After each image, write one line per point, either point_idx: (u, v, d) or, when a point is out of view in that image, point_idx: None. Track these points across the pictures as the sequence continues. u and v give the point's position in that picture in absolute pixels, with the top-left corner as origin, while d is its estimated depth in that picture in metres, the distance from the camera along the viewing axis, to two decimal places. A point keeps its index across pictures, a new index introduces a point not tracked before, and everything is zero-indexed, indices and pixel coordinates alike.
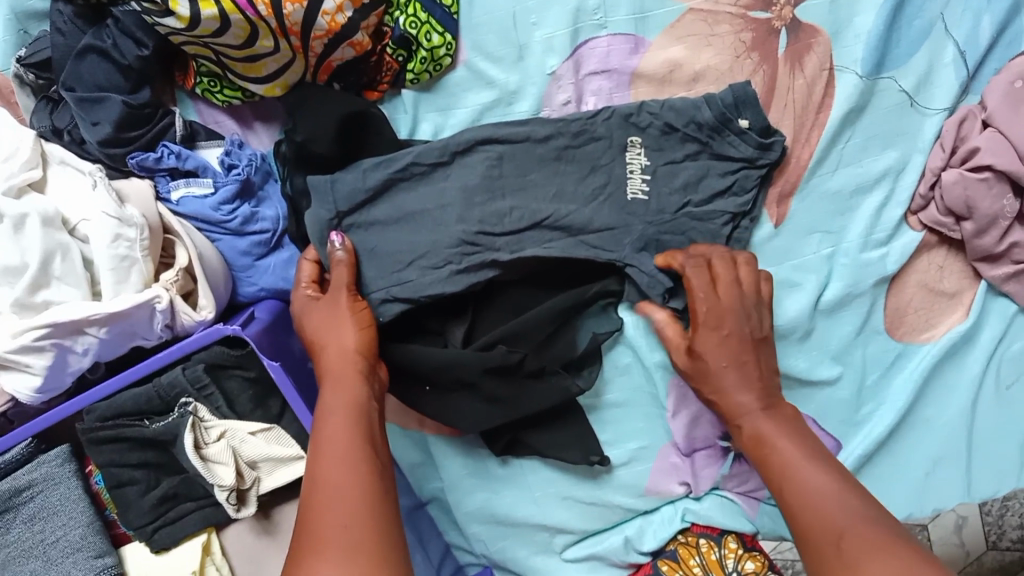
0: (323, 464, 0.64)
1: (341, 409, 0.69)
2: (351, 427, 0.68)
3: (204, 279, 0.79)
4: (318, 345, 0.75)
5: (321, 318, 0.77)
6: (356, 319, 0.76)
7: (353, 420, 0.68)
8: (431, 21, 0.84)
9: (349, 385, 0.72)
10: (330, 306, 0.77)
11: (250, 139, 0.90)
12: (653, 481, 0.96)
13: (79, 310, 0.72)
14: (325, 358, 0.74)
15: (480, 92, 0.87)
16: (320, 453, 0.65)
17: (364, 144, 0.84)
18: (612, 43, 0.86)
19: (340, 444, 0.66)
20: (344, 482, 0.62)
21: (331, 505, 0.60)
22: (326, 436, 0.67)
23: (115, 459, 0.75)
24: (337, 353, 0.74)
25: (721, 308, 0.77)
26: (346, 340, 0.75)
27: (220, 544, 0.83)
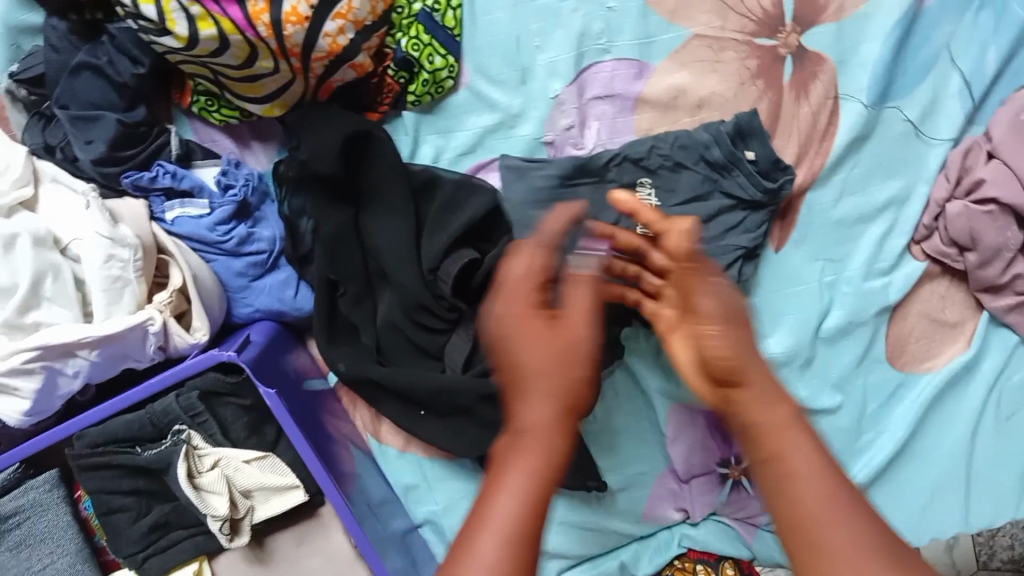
0: (484, 541, 0.43)
1: (524, 494, 0.45)
2: (535, 514, 0.44)
3: (198, 301, 0.79)
4: (524, 383, 0.49)
5: (547, 343, 0.50)
6: (578, 371, 0.50)
7: (535, 510, 0.44)
8: (434, 42, 0.83)
9: (554, 451, 0.47)
10: (566, 348, 0.50)
11: (247, 158, 0.88)
12: (649, 507, 0.96)
13: (69, 332, 0.71)
14: (527, 407, 0.48)
15: (482, 115, 0.86)
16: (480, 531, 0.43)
17: (366, 167, 0.85)
18: (616, 68, 0.85)
19: (512, 532, 0.43)
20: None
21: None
22: (502, 515, 0.44)
23: (104, 486, 0.74)
24: (550, 406, 0.48)
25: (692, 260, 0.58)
26: (566, 392, 0.49)
27: (212, 572, 0.81)
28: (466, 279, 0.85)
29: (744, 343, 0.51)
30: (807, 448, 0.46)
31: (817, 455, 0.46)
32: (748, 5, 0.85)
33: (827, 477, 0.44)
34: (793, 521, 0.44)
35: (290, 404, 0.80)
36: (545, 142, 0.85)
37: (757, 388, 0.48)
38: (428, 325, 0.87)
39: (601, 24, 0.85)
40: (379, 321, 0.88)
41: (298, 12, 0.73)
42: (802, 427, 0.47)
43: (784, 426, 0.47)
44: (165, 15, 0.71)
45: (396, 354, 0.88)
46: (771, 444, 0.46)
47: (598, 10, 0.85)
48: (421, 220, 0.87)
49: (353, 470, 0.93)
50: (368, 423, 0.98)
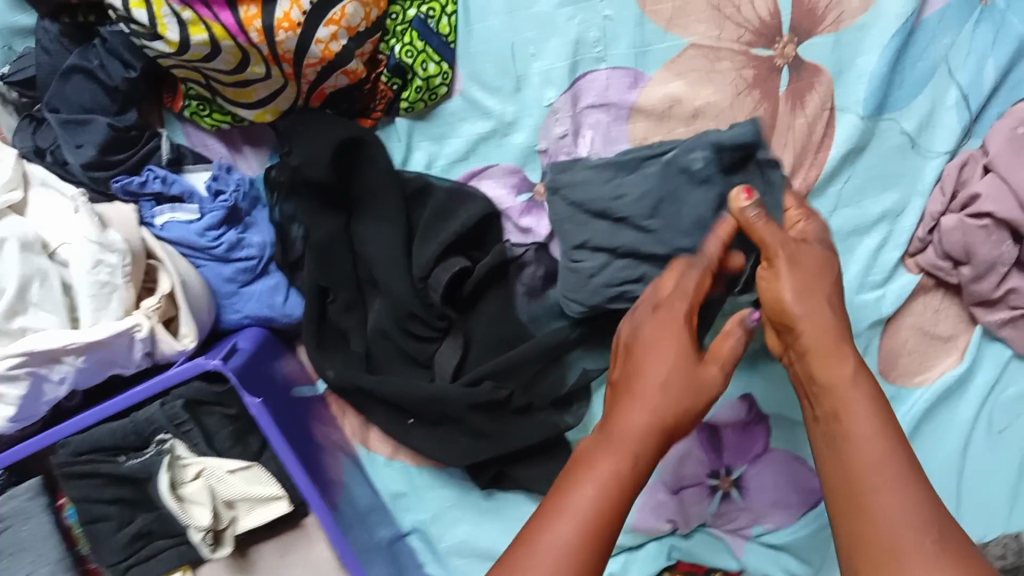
0: (559, 525, 0.53)
1: (601, 483, 0.56)
2: (605, 507, 0.55)
3: (186, 307, 0.78)
4: (635, 394, 0.61)
5: (672, 362, 0.63)
6: (686, 402, 0.62)
7: (609, 502, 0.55)
8: (428, 49, 0.82)
9: (636, 455, 0.58)
10: (691, 382, 0.62)
11: (238, 162, 0.87)
12: (640, 518, 0.95)
13: (56, 338, 0.71)
14: (623, 417, 0.60)
15: (475, 122, 0.86)
16: (559, 511, 0.54)
17: (360, 172, 0.84)
18: (611, 76, 0.84)
19: (587, 516, 0.54)
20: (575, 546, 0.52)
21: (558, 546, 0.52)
22: (580, 495, 0.55)
23: (89, 494, 0.73)
24: (646, 419, 0.60)
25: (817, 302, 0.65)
26: (667, 413, 0.61)
27: None
28: (456, 288, 0.85)
29: (809, 295, 0.65)
30: (861, 410, 0.60)
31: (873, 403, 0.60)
32: (746, 14, 0.83)
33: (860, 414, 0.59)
34: (843, 464, 0.58)
35: (277, 413, 0.79)
36: (538, 151, 0.86)
37: (817, 351, 0.63)
38: (416, 333, 0.86)
39: (597, 32, 0.83)
40: (369, 329, 0.87)
41: (291, 18, 0.72)
42: (864, 383, 0.60)
43: (836, 384, 0.61)
44: (157, 21, 0.70)
45: (386, 362, 0.88)
46: (834, 402, 0.61)
47: (595, 18, 0.83)
48: (413, 227, 0.86)
49: (339, 479, 0.93)
50: (356, 430, 0.96)
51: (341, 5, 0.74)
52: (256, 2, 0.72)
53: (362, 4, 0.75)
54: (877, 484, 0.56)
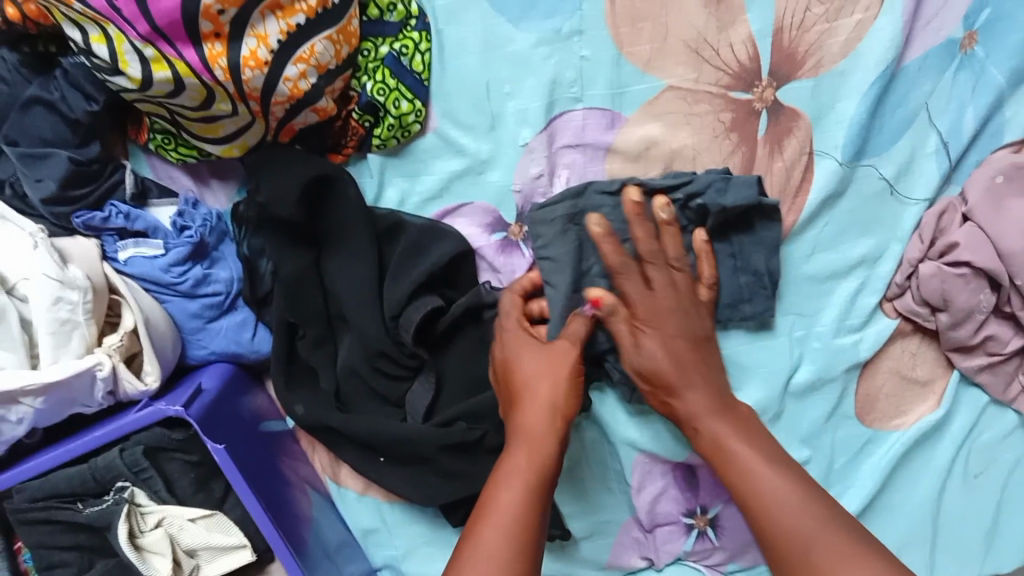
0: (499, 492, 0.66)
1: (523, 472, 0.67)
2: (527, 512, 0.65)
3: (149, 344, 0.76)
4: (521, 395, 0.74)
5: (542, 362, 0.75)
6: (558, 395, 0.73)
7: (527, 512, 0.65)
8: (400, 87, 0.80)
9: (544, 449, 0.69)
10: (550, 363, 0.75)
11: (205, 196, 0.86)
12: (613, 555, 0.96)
13: (13, 380, 0.69)
14: (523, 415, 0.73)
15: (449, 160, 0.84)
16: (490, 513, 0.65)
17: (330, 207, 0.82)
18: (587, 117, 0.83)
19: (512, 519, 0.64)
20: (511, 510, 0.64)
21: (496, 513, 0.64)
22: (503, 504, 0.65)
23: (44, 541, 0.72)
24: (544, 414, 0.72)
25: (530, 347, 0.76)
26: (558, 403, 0.73)
27: None
28: (427, 326, 0.83)
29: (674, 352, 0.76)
30: (733, 438, 0.73)
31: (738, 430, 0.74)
32: (724, 57, 0.82)
33: (735, 445, 0.72)
34: (755, 509, 0.68)
35: (243, 456, 0.77)
36: (514, 191, 0.84)
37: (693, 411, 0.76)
38: (387, 371, 0.85)
39: (573, 73, 0.82)
40: (339, 366, 0.86)
41: (258, 57, 0.71)
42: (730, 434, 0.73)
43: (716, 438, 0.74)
44: (118, 56, 0.68)
45: (356, 400, 0.86)
46: (714, 439, 0.74)
47: (572, 58, 0.82)
48: (384, 265, 0.84)
49: (308, 514, 0.89)
50: (327, 466, 0.95)
51: (310, 44, 0.73)
52: (221, 40, 0.69)
53: (332, 42, 0.74)
54: (782, 515, 0.66)
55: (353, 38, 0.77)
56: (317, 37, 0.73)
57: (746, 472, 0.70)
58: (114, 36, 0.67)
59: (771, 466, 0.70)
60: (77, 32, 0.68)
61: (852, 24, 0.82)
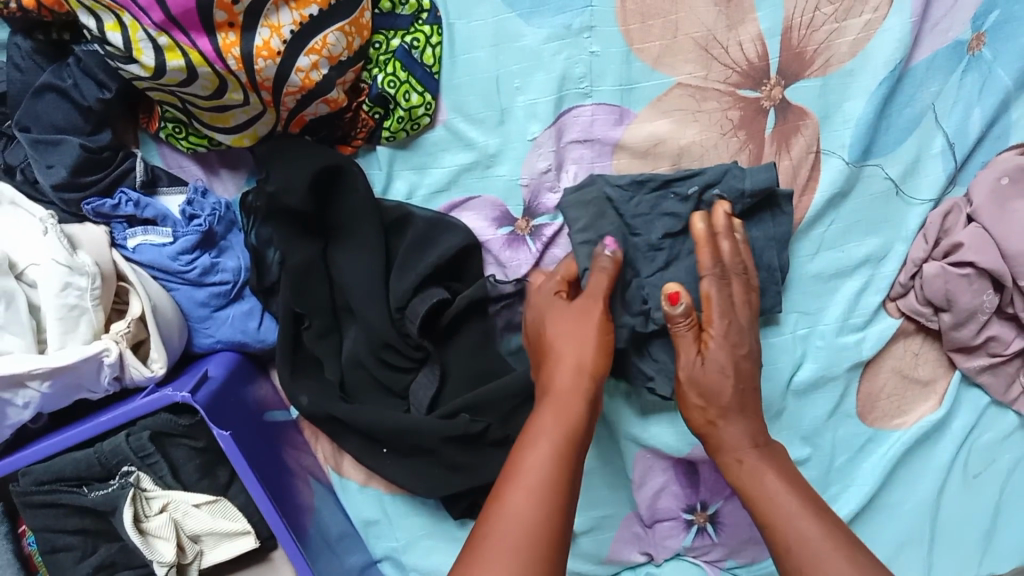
0: (533, 449, 0.64)
1: (555, 429, 0.66)
2: (557, 469, 0.63)
3: (156, 330, 0.77)
4: (551, 351, 0.73)
5: (565, 325, 0.74)
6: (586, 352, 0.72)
7: (558, 468, 0.63)
8: (411, 80, 0.81)
9: (570, 410, 0.68)
10: (578, 316, 0.74)
11: (214, 185, 0.86)
12: (613, 550, 0.97)
13: (21, 364, 0.69)
14: (552, 375, 0.72)
15: (457, 153, 0.84)
16: (523, 471, 0.63)
17: (338, 198, 0.83)
18: (596, 113, 0.83)
19: (542, 475, 0.62)
20: (546, 465, 0.63)
21: (531, 470, 0.62)
22: (533, 461, 0.63)
23: (49, 525, 0.72)
24: (568, 376, 0.71)
25: (564, 310, 0.75)
26: (582, 363, 0.72)
27: None
28: (433, 318, 0.84)
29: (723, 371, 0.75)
30: (774, 475, 0.69)
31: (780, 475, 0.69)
32: (733, 55, 0.82)
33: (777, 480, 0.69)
34: (792, 547, 0.63)
35: (248, 445, 0.77)
36: (520, 185, 0.85)
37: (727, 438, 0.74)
38: (392, 362, 0.85)
39: (583, 68, 0.82)
40: (344, 356, 0.86)
41: (271, 47, 0.71)
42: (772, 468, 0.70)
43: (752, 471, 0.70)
44: (132, 45, 0.68)
45: (361, 391, 0.86)
46: (754, 483, 0.69)
47: (581, 53, 0.82)
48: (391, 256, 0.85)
49: (311, 504, 0.90)
50: (329, 456, 0.95)
51: (322, 35, 0.73)
52: (235, 29, 0.70)
53: (344, 33, 0.75)
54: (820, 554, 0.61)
55: (365, 30, 0.77)
56: (329, 29, 0.73)
57: (782, 518, 0.65)
58: (128, 24, 0.67)
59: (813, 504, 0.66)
60: (91, 20, 0.68)
61: (861, 24, 0.82)
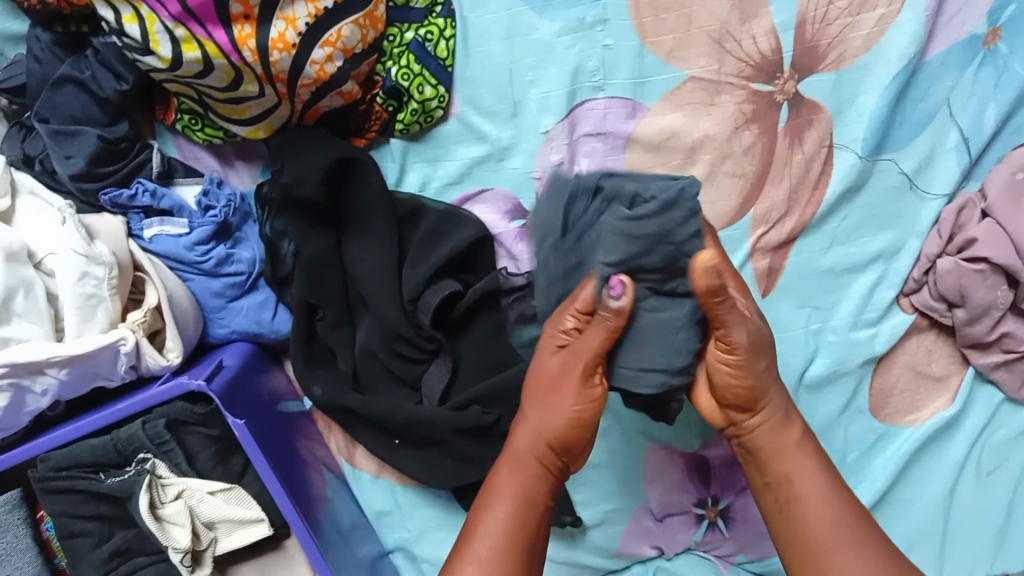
0: (485, 524, 0.66)
1: (510, 501, 0.68)
2: (512, 539, 0.65)
3: (172, 319, 0.78)
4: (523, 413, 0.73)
5: (542, 388, 0.71)
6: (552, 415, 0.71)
7: (509, 544, 0.65)
8: (424, 72, 0.81)
9: (527, 478, 0.69)
10: (553, 378, 0.70)
11: (230, 177, 0.87)
12: (624, 544, 0.97)
13: (40, 351, 0.70)
14: (517, 438, 0.72)
15: (470, 146, 0.85)
16: (471, 550, 0.65)
17: (353, 191, 0.83)
18: (608, 106, 0.83)
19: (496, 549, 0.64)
20: (493, 544, 0.65)
21: (480, 549, 0.64)
22: (487, 532, 0.65)
23: (67, 510, 0.73)
24: (529, 438, 0.71)
25: (552, 365, 0.70)
26: (546, 428, 0.70)
27: None
28: (445, 311, 0.84)
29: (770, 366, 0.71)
30: (797, 458, 0.70)
31: (815, 467, 0.70)
32: (746, 49, 0.82)
33: (797, 459, 0.70)
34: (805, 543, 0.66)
35: (262, 433, 0.78)
36: (533, 177, 0.84)
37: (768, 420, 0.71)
38: (404, 354, 0.86)
39: (596, 61, 0.82)
40: (357, 347, 0.87)
41: (286, 39, 0.72)
42: (808, 449, 0.71)
43: (773, 449, 0.71)
44: (149, 36, 0.69)
45: (373, 381, 0.87)
46: (784, 469, 0.70)
47: (594, 47, 0.82)
48: (404, 248, 0.85)
49: (323, 495, 0.90)
50: (342, 447, 0.96)
51: (337, 28, 0.74)
52: (251, 21, 0.71)
53: (359, 26, 0.75)
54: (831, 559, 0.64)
55: (379, 23, 0.77)
56: (344, 21, 0.74)
57: (806, 515, 0.67)
58: (146, 16, 0.69)
59: (830, 494, 0.68)
60: (110, 12, 0.69)
61: (875, 18, 0.82)
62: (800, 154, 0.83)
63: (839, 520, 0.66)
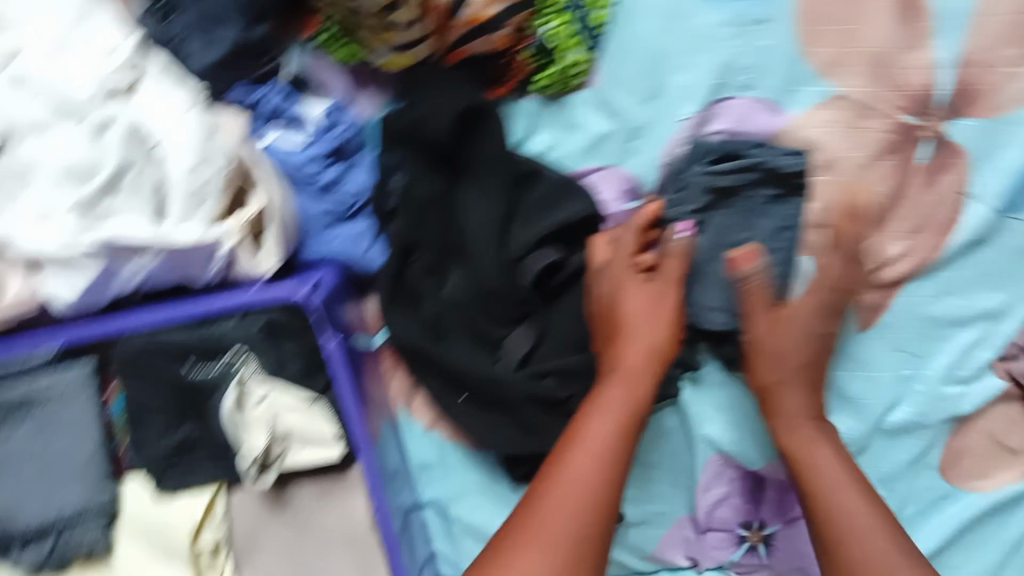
0: (592, 430, 0.73)
1: (618, 409, 0.74)
2: (613, 453, 0.72)
3: (274, 228, 0.78)
4: (621, 330, 0.78)
5: (639, 310, 0.78)
6: (658, 328, 0.78)
7: (612, 449, 0.72)
8: (574, 36, 0.80)
9: (636, 391, 0.75)
10: (654, 298, 0.79)
11: (355, 102, 0.86)
12: (659, 548, 0.94)
13: (141, 230, 0.73)
14: (620, 348, 0.77)
15: (601, 119, 0.83)
16: (577, 452, 0.72)
17: (475, 140, 0.82)
18: (752, 107, 0.81)
19: (598, 454, 0.71)
20: (600, 448, 0.72)
21: (586, 454, 0.71)
22: (593, 440, 0.72)
23: (140, 396, 0.71)
24: (640, 356, 0.76)
25: (643, 288, 0.79)
26: (654, 342, 0.77)
27: (227, 507, 0.74)
28: (546, 277, 0.84)
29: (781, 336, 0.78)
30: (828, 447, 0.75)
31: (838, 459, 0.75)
32: (904, 77, 0.80)
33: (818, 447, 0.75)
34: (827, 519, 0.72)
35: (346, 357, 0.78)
36: (658, 164, 0.82)
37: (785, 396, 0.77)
38: (494, 314, 0.84)
39: (749, 59, 0.80)
40: (444, 297, 0.85)
41: None
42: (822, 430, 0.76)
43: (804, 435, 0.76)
44: None
45: (453, 334, 0.85)
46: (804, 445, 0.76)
47: (750, 45, 0.80)
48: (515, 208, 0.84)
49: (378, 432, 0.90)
50: (402, 392, 0.96)
51: None
52: None
53: None
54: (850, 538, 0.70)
55: None
56: None
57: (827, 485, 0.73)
58: None
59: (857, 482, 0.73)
60: None
61: None
62: (925, 195, 0.82)
63: (869, 530, 0.70)
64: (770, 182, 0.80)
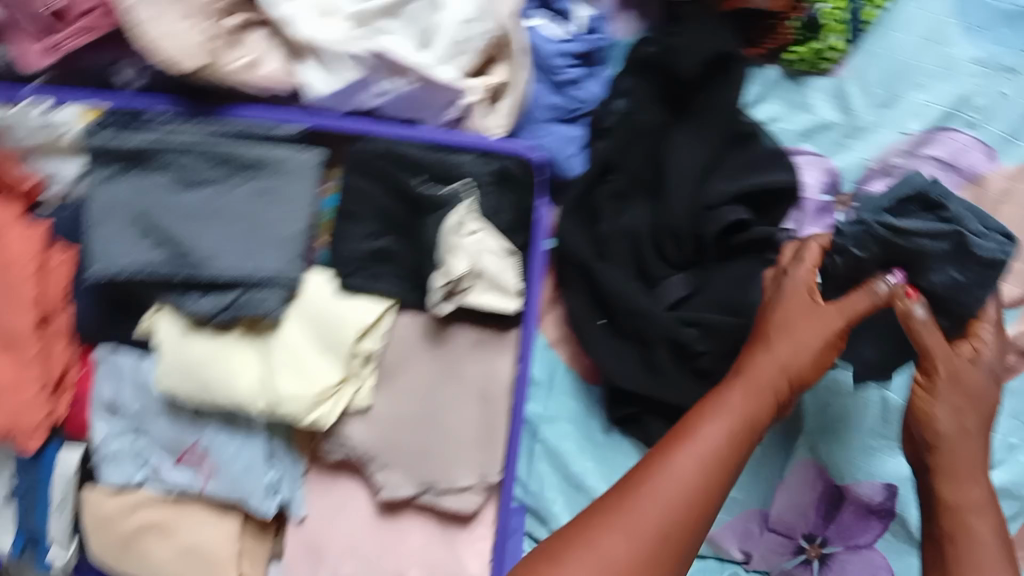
0: (705, 431, 0.66)
1: (737, 417, 0.68)
2: (727, 455, 0.66)
3: (512, 102, 0.82)
4: (769, 337, 0.73)
5: (791, 323, 0.73)
6: (806, 347, 0.72)
7: (725, 451, 0.66)
8: (841, 23, 0.86)
9: (760, 404, 0.69)
10: (819, 321, 0.72)
11: (614, 20, 0.93)
12: (718, 533, 0.94)
13: (406, 55, 0.77)
14: (759, 356, 0.73)
15: (831, 109, 0.89)
16: (686, 447, 0.65)
17: (713, 87, 0.87)
18: (970, 144, 0.86)
19: (709, 454, 0.65)
20: (712, 449, 0.65)
21: (695, 450, 0.65)
22: (707, 437, 0.66)
23: (364, 191, 0.78)
24: (773, 367, 0.71)
25: (808, 311, 0.73)
26: (792, 363, 0.71)
27: (390, 327, 0.80)
28: (727, 233, 0.87)
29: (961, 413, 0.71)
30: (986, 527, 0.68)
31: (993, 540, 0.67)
32: None
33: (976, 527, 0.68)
34: None
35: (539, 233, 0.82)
36: (866, 163, 0.87)
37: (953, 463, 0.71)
38: (664, 250, 0.89)
39: (984, 100, 0.85)
40: (622, 222, 0.90)
41: None
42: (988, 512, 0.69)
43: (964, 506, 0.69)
44: None
45: (619, 257, 0.90)
46: (958, 523, 0.69)
47: (991, 88, 0.85)
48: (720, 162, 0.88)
49: None
50: None
51: None
52: None
53: None
54: None
55: None
56: None
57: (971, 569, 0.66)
58: None
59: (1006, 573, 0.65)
60: None
61: None
62: None
63: None
64: (956, 255, 0.70)
